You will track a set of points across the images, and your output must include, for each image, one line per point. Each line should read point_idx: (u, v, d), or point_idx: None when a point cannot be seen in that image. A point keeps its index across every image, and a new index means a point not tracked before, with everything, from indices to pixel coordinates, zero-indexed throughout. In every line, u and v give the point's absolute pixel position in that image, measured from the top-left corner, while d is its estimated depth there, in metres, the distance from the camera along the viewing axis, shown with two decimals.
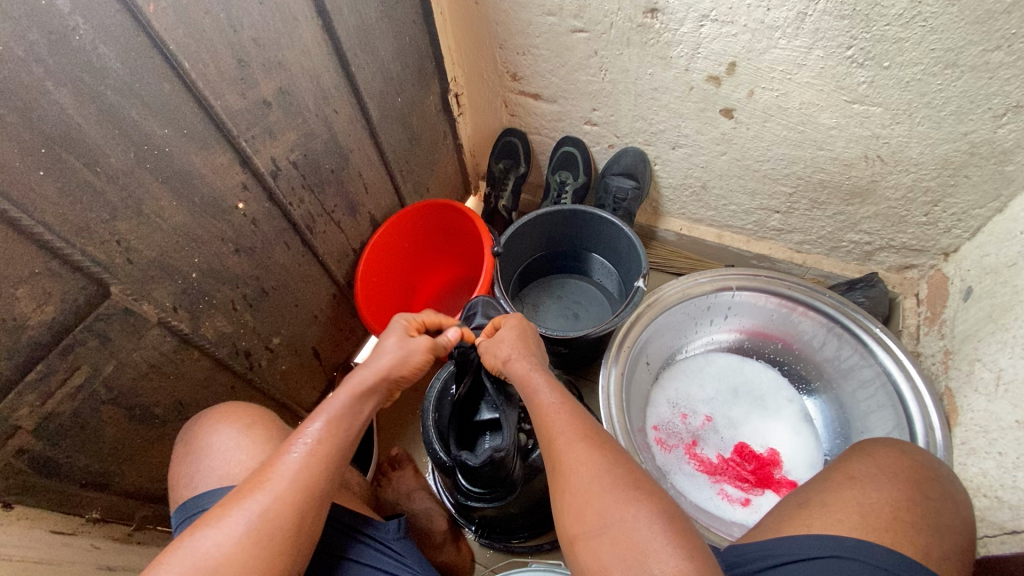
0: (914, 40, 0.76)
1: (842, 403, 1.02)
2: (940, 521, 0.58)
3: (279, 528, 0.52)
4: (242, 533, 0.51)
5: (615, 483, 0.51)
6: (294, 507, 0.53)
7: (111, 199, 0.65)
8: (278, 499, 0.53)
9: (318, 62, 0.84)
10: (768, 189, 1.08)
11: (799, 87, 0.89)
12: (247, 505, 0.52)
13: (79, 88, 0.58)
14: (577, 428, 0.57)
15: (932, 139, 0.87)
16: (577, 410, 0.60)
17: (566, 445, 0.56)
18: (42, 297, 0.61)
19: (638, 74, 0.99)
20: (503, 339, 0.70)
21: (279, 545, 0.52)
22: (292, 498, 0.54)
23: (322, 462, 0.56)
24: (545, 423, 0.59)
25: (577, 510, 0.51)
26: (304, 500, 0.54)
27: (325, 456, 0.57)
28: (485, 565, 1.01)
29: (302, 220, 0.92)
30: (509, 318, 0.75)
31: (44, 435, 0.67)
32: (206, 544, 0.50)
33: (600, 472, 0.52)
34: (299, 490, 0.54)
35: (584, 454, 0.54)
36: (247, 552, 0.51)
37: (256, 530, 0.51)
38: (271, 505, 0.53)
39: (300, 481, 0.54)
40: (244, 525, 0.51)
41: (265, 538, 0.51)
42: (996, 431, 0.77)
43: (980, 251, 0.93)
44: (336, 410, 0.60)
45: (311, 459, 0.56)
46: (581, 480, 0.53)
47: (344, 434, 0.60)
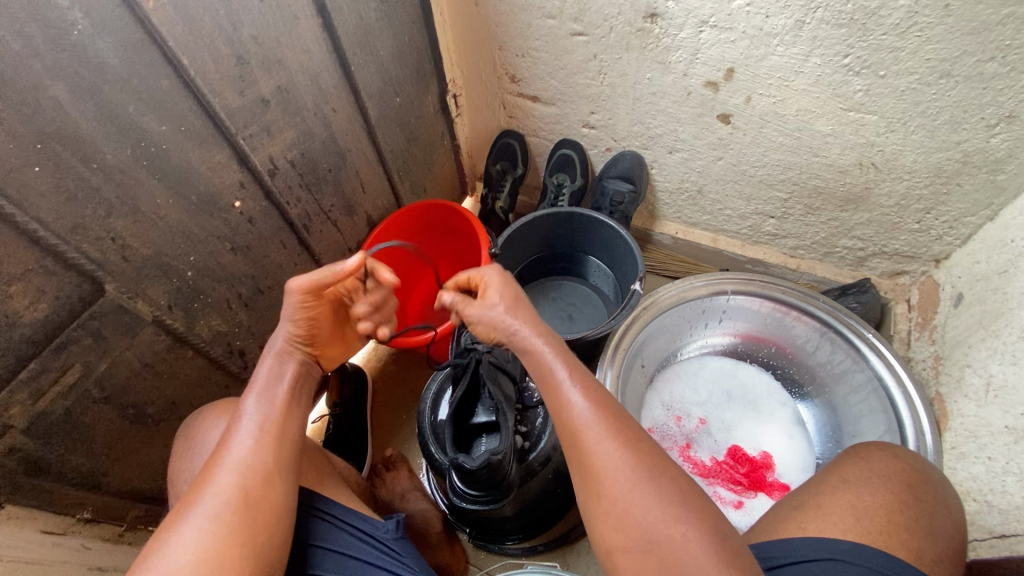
0: (910, 50, 0.77)
1: (834, 407, 1.03)
2: (933, 524, 0.58)
3: (233, 514, 0.51)
4: (204, 532, 0.50)
5: (664, 498, 0.48)
6: (246, 491, 0.52)
7: (107, 195, 0.64)
8: (226, 490, 0.52)
9: (318, 61, 0.84)
10: (763, 194, 1.09)
11: (796, 94, 0.90)
12: (200, 503, 0.51)
13: (76, 84, 0.57)
14: (610, 425, 0.52)
15: (926, 147, 0.88)
16: (602, 396, 0.54)
17: (596, 442, 0.51)
18: (35, 295, 0.61)
19: (636, 78, 1.00)
20: (498, 307, 0.58)
21: (245, 528, 0.51)
22: (244, 481, 0.52)
23: (265, 441, 0.55)
24: (566, 415, 0.53)
25: (616, 519, 0.49)
26: (257, 475, 0.53)
27: (264, 436, 0.55)
28: (478, 566, 1.01)
29: (299, 219, 0.92)
30: (489, 273, 0.61)
31: (35, 434, 0.66)
32: (171, 548, 0.49)
33: (646, 483, 0.49)
34: (248, 470, 0.53)
35: (622, 458, 0.50)
36: (212, 545, 0.49)
37: (214, 519, 0.50)
38: (222, 498, 0.51)
39: (245, 464, 0.53)
40: (201, 523, 0.50)
41: (226, 526, 0.50)
42: (986, 436, 0.78)
43: (972, 259, 0.94)
44: (265, 391, 0.57)
45: (250, 444, 0.54)
46: (622, 489, 0.49)
47: (281, 410, 0.57)
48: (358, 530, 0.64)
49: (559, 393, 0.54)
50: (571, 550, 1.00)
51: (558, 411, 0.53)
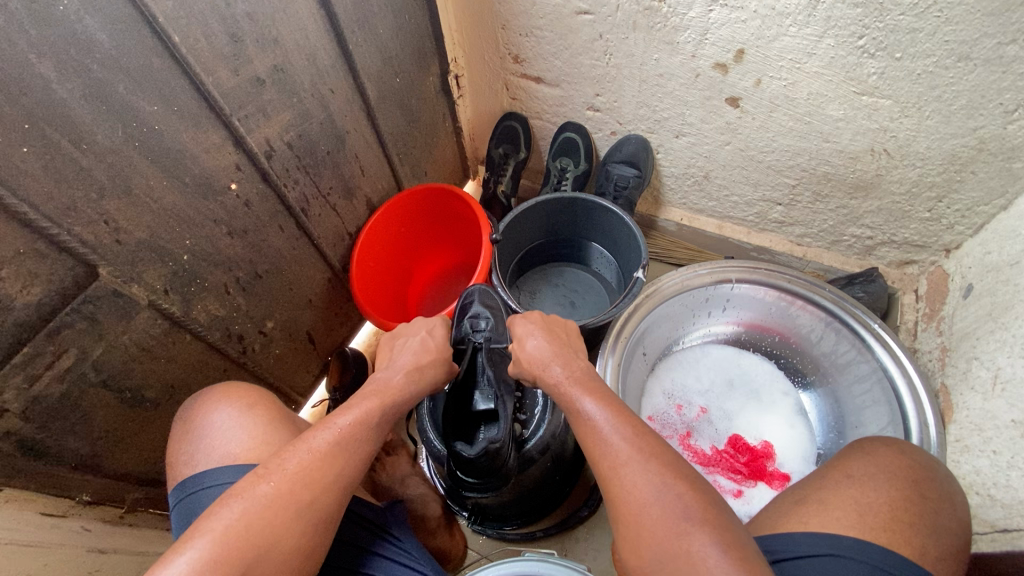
0: (928, 31, 0.74)
1: (837, 397, 1.02)
2: (938, 521, 0.58)
3: (311, 501, 0.54)
4: (282, 504, 0.53)
5: (670, 514, 0.49)
6: (329, 484, 0.56)
7: (99, 177, 0.63)
8: (314, 473, 0.55)
9: (315, 40, 0.82)
10: (771, 180, 1.06)
11: (808, 77, 0.87)
12: (293, 472, 0.55)
13: (63, 61, 0.55)
14: (631, 445, 0.54)
15: (940, 133, 0.85)
16: (624, 419, 0.57)
17: (611, 466, 0.54)
18: (27, 279, 0.60)
19: (643, 59, 0.97)
20: (531, 341, 0.69)
21: (312, 522, 0.54)
22: (335, 469, 0.57)
23: (358, 443, 0.60)
24: (589, 440, 0.57)
25: (631, 539, 0.50)
26: (345, 470, 0.58)
27: (360, 441, 0.60)
28: (478, 551, 1.02)
29: (297, 203, 0.91)
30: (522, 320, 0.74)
31: (32, 418, 0.66)
32: (252, 508, 0.52)
33: (654, 500, 0.50)
34: (342, 462, 0.58)
35: (637, 477, 0.52)
36: (284, 520, 0.52)
37: (301, 493, 0.54)
38: (315, 476, 0.55)
39: (343, 455, 0.58)
40: (283, 495, 0.53)
41: (303, 510, 0.53)
42: (992, 430, 0.77)
43: (983, 249, 0.92)
44: (378, 398, 0.64)
45: (348, 439, 0.59)
46: (634, 507, 0.51)
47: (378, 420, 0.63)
48: (357, 517, 0.65)
49: (581, 420, 0.59)
50: (569, 537, 1.00)
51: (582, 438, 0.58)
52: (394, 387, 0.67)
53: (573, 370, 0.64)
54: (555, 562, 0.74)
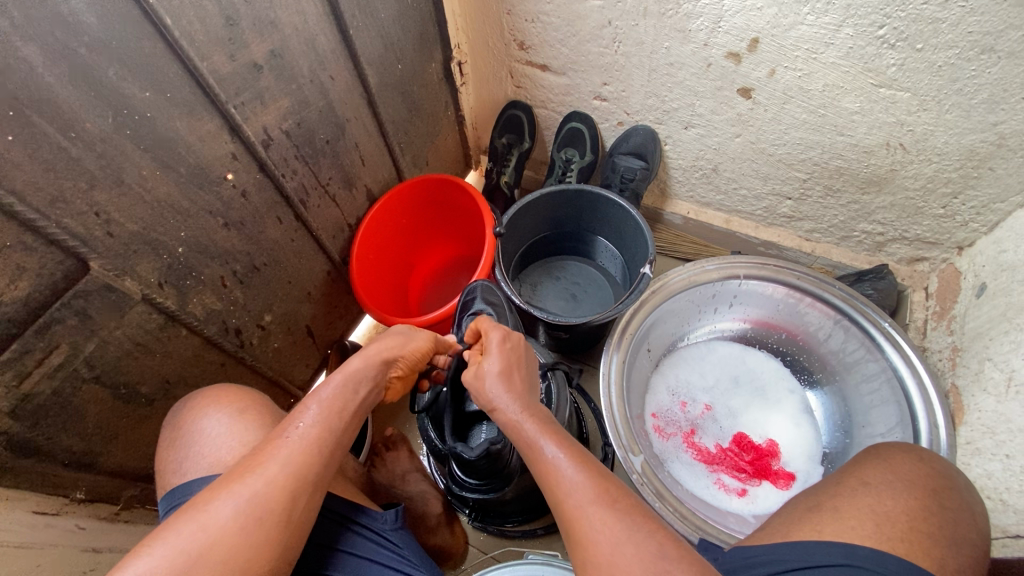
0: (952, 21, 0.71)
1: (844, 396, 1.01)
2: (957, 531, 0.56)
3: (269, 511, 0.51)
4: (232, 519, 0.49)
5: (643, 555, 0.45)
6: (286, 491, 0.52)
7: (89, 166, 0.60)
8: (268, 482, 0.52)
9: (313, 23, 0.78)
10: (781, 174, 1.04)
11: (824, 68, 0.84)
12: (239, 488, 0.51)
13: (49, 45, 0.53)
14: (594, 484, 0.50)
15: (959, 128, 0.83)
16: (583, 458, 0.53)
17: (578, 506, 0.49)
18: (15, 272, 0.57)
19: (653, 48, 0.94)
20: (491, 373, 0.61)
21: (271, 532, 0.50)
22: (286, 481, 0.52)
23: (320, 444, 0.56)
24: (549, 480, 0.52)
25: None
26: (298, 481, 0.53)
27: (316, 449, 0.55)
28: (480, 549, 1.00)
29: (295, 193, 0.88)
30: (492, 336, 0.66)
31: (21, 416, 0.63)
32: (196, 528, 0.48)
33: (625, 542, 0.46)
34: (293, 473, 0.53)
35: (603, 517, 0.48)
36: (239, 531, 0.49)
37: (247, 510, 0.50)
38: (263, 490, 0.51)
39: (295, 465, 0.53)
40: (235, 508, 0.50)
41: (256, 522, 0.50)
42: (1004, 433, 0.76)
43: (997, 247, 0.90)
44: (331, 392, 0.60)
45: (302, 445, 0.55)
46: (603, 552, 0.46)
47: (340, 416, 0.59)
48: (357, 524, 0.63)
49: (537, 458, 0.53)
50: None
51: (540, 476, 0.53)
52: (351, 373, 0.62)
53: (527, 405, 0.59)
54: (559, 566, 0.73)
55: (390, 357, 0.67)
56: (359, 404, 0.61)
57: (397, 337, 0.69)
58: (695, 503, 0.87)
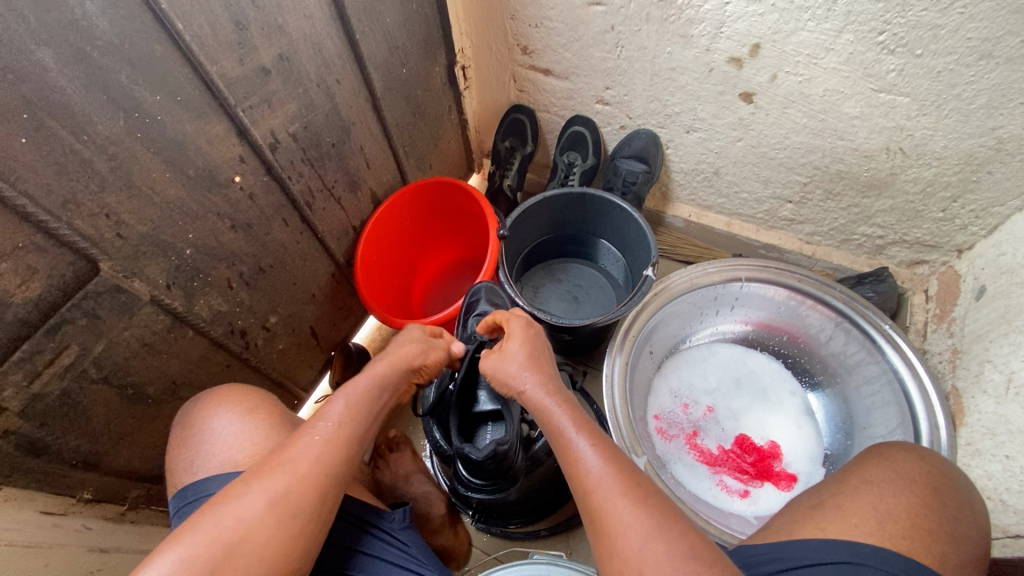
0: (950, 27, 0.73)
1: (845, 398, 1.01)
2: (958, 529, 0.57)
3: (297, 507, 0.51)
4: (261, 514, 0.49)
5: (674, 555, 0.45)
6: (314, 488, 0.52)
7: (99, 169, 0.61)
8: (295, 478, 0.52)
9: (321, 28, 0.79)
10: (782, 177, 1.05)
11: (825, 73, 0.85)
12: (268, 484, 0.51)
13: (63, 49, 0.53)
14: (623, 480, 0.50)
15: (958, 133, 0.84)
16: (614, 455, 0.53)
17: (607, 501, 0.49)
18: (26, 273, 0.58)
19: (655, 53, 0.95)
20: (516, 357, 0.64)
21: (298, 529, 0.51)
22: (315, 478, 0.53)
23: (346, 441, 0.56)
24: (578, 473, 0.52)
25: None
26: (326, 478, 0.53)
27: (343, 446, 0.56)
28: (484, 550, 1.01)
29: (301, 196, 0.89)
30: (512, 323, 0.69)
31: (31, 416, 0.64)
32: (226, 522, 0.48)
33: (656, 540, 0.46)
34: (321, 470, 0.53)
35: (633, 514, 0.48)
36: (267, 526, 0.49)
37: (276, 506, 0.50)
38: (292, 486, 0.52)
39: (323, 462, 0.54)
40: (265, 503, 0.50)
41: (285, 518, 0.50)
42: (1004, 434, 0.77)
43: (996, 250, 0.91)
44: (357, 391, 0.60)
45: (330, 442, 0.55)
46: (632, 548, 0.46)
47: (366, 415, 0.59)
48: (368, 523, 0.63)
49: (569, 450, 0.54)
50: (574, 537, 1.00)
51: (570, 467, 0.53)
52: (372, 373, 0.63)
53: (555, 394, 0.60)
54: (566, 566, 0.73)
55: (412, 361, 0.68)
56: (382, 405, 0.62)
57: (417, 342, 0.70)
58: (698, 504, 0.88)
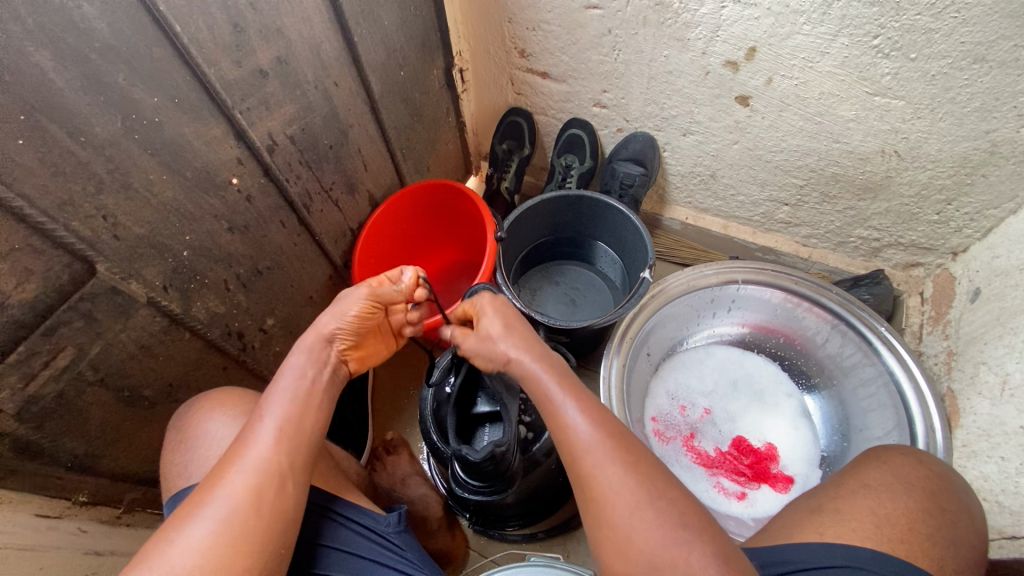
0: (944, 32, 0.73)
1: (842, 400, 1.02)
2: (956, 533, 0.57)
3: (246, 517, 0.51)
4: (211, 532, 0.49)
5: (668, 528, 0.47)
6: (261, 492, 0.52)
7: (97, 171, 0.61)
8: (237, 490, 0.51)
9: (319, 30, 0.80)
10: (779, 180, 1.05)
11: (820, 76, 0.86)
12: (211, 502, 0.51)
13: (61, 50, 0.53)
14: (611, 447, 0.50)
15: (952, 136, 0.85)
16: (603, 418, 0.53)
17: (597, 466, 0.50)
18: (22, 275, 0.58)
19: (652, 56, 0.95)
20: (495, 329, 0.62)
21: (255, 536, 0.50)
22: (257, 484, 0.52)
23: (282, 438, 0.55)
24: (567, 437, 0.52)
25: (618, 546, 0.48)
26: (271, 479, 0.53)
27: (283, 445, 0.55)
28: (481, 553, 1.00)
29: (299, 198, 0.89)
30: (483, 298, 0.66)
31: (27, 418, 0.64)
32: (176, 547, 0.48)
33: (646, 508, 0.48)
34: (262, 474, 0.53)
35: (624, 482, 0.49)
36: (223, 542, 0.49)
37: (224, 520, 0.50)
38: (237, 498, 0.51)
39: (263, 465, 0.53)
40: (212, 523, 0.50)
41: (238, 531, 0.50)
42: (999, 436, 0.77)
43: (991, 252, 0.91)
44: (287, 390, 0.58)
45: (270, 445, 0.54)
46: (624, 515, 0.48)
47: (304, 407, 0.58)
48: (359, 525, 0.63)
49: (556, 414, 0.53)
50: (572, 539, 1.00)
51: (557, 430, 0.53)
52: (298, 366, 0.60)
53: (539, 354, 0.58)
54: (562, 568, 0.73)
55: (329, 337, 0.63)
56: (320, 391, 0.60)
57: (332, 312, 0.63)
58: None
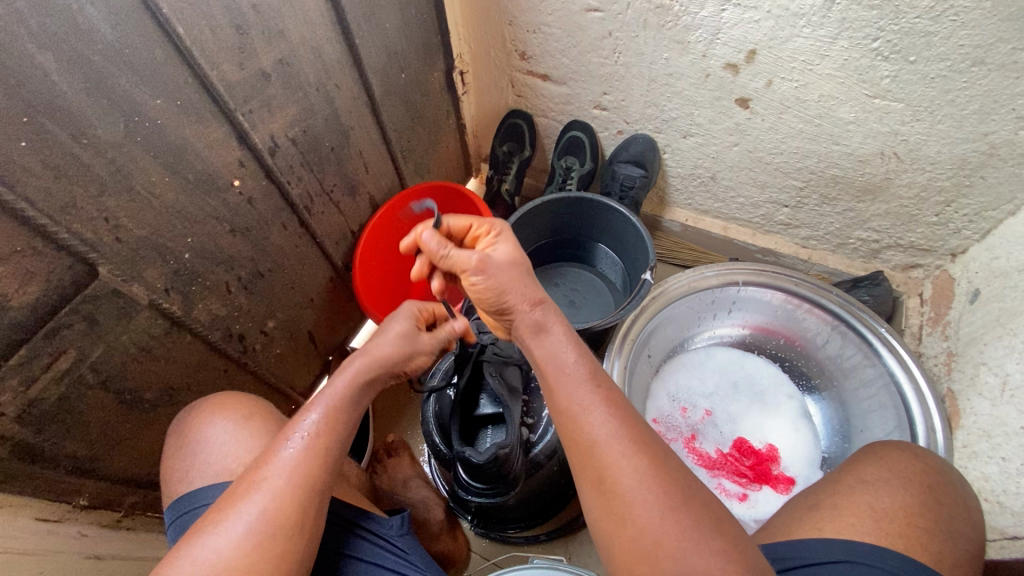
0: (943, 35, 0.74)
1: (843, 401, 1.02)
2: (954, 526, 0.57)
3: (279, 524, 0.51)
4: (244, 537, 0.49)
5: (689, 526, 0.46)
6: (294, 501, 0.52)
7: (99, 173, 0.60)
8: (273, 500, 0.51)
9: (320, 33, 0.80)
10: (778, 182, 1.06)
11: (820, 79, 0.86)
12: (246, 506, 0.51)
13: (64, 53, 0.53)
14: (631, 441, 0.50)
15: (951, 138, 0.85)
16: (624, 414, 0.52)
17: (622, 463, 0.49)
18: (24, 278, 0.58)
19: (652, 58, 0.96)
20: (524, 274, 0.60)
21: (285, 543, 0.50)
22: (293, 491, 0.52)
23: (315, 457, 0.54)
24: (586, 429, 0.51)
25: (638, 547, 0.46)
26: (306, 488, 0.53)
27: (320, 454, 0.55)
28: (482, 556, 1.00)
29: (300, 200, 0.89)
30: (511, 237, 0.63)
31: (27, 422, 0.63)
32: (209, 551, 0.49)
33: (675, 510, 0.47)
34: (297, 483, 0.52)
35: (651, 481, 0.48)
36: (250, 562, 0.49)
37: (258, 526, 0.50)
38: (271, 504, 0.51)
39: (298, 474, 0.53)
40: (246, 527, 0.50)
41: (270, 538, 0.50)
42: (1000, 436, 0.77)
43: (990, 254, 0.92)
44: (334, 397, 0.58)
45: (307, 452, 0.54)
46: (651, 517, 0.46)
47: (345, 417, 0.58)
48: (361, 527, 0.63)
49: (579, 405, 0.52)
50: (574, 541, 1.00)
51: (576, 419, 0.52)
52: (351, 379, 0.59)
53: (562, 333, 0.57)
54: (565, 569, 0.73)
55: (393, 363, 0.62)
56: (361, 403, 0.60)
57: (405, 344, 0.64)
58: None
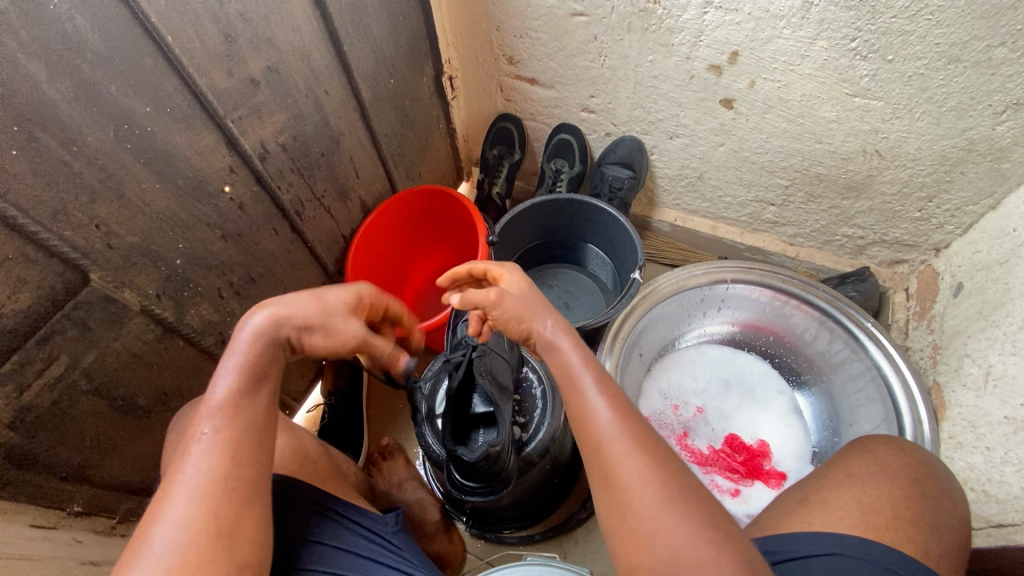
0: (919, 33, 0.75)
1: (832, 396, 1.03)
2: (939, 518, 0.59)
3: (208, 552, 0.43)
4: (168, 574, 0.41)
5: (691, 518, 0.46)
6: (217, 517, 0.44)
7: (89, 180, 0.61)
8: (190, 522, 0.43)
9: (309, 40, 0.81)
10: (764, 181, 1.07)
11: (801, 79, 0.88)
12: (160, 540, 0.42)
13: (54, 62, 0.54)
14: (633, 439, 0.50)
15: (931, 135, 0.87)
16: (628, 414, 0.53)
17: (625, 458, 0.49)
18: (16, 285, 0.58)
19: (637, 61, 0.97)
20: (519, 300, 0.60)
21: (225, 569, 0.43)
22: (211, 507, 0.44)
23: (233, 452, 0.46)
24: (591, 426, 0.52)
25: (641, 537, 0.47)
26: (228, 499, 0.45)
27: (235, 456, 0.46)
28: (478, 556, 1.01)
29: (291, 206, 0.89)
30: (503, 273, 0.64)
31: (21, 428, 0.64)
32: None
33: (673, 501, 0.47)
34: (214, 496, 0.44)
35: (650, 475, 0.48)
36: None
37: (181, 560, 0.42)
38: (189, 528, 0.43)
39: (212, 487, 0.44)
40: (166, 565, 0.41)
41: (201, 570, 0.42)
42: (985, 426, 0.78)
43: (972, 248, 0.93)
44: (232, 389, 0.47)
45: (221, 460, 0.45)
46: (648, 507, 0.47)
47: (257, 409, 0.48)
48: (358, 524, 0.64)
49: (582, 406, 0.53)
50: (569, 540, 1.00)
51: (580, 419, 0.53)
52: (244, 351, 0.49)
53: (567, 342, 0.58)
54: (559, 566, 0.74)
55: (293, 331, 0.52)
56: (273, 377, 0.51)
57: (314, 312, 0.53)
58: None
